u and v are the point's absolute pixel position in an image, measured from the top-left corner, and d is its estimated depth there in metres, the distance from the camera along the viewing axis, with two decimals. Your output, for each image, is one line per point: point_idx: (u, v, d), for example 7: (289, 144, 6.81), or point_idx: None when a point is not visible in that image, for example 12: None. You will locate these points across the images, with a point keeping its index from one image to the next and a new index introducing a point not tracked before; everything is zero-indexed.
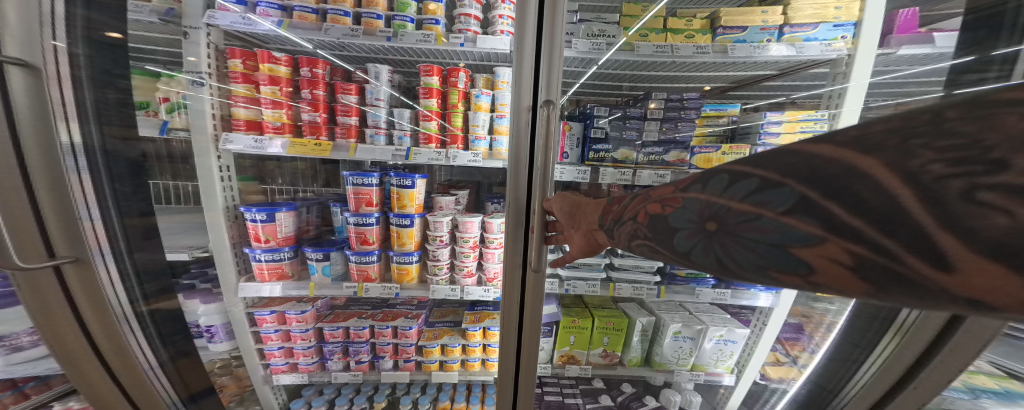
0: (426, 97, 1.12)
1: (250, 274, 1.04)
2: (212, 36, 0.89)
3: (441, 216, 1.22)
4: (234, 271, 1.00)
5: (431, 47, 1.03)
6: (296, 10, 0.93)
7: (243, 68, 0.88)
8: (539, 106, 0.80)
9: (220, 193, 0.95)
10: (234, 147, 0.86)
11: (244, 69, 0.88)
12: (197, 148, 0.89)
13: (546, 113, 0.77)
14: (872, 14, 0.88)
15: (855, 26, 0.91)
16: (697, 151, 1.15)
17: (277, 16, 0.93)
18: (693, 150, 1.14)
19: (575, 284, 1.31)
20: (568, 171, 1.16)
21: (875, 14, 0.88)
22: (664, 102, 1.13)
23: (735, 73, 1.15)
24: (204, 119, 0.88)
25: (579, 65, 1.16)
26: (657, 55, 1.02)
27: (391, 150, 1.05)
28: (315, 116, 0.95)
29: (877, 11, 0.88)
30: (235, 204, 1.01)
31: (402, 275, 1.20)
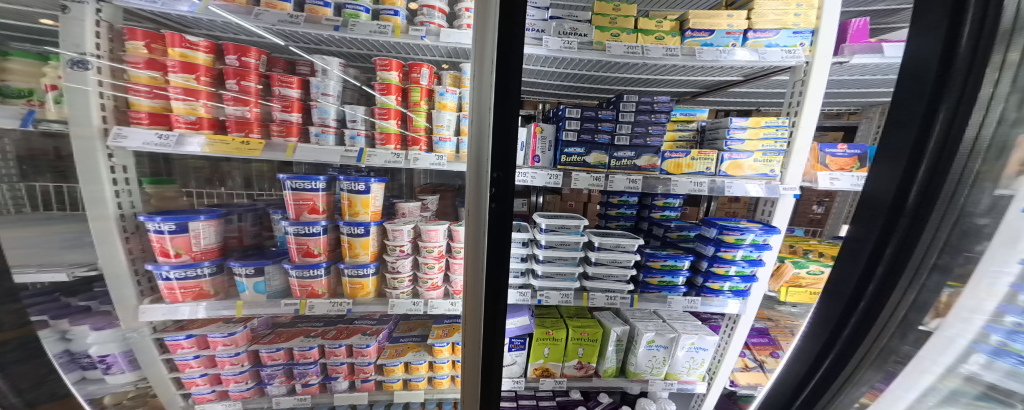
0: (384, 93, 1.01)
1: (158, 294, 0.90)
2: (103, 14, 0.75)
3: (401, 224, 1.11)
4: (134, 292, 0.86)
5: (387, 39, 0.94)
6: None
7: (147, 52, 0.75)
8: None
9: (111, 199, 0.81)
10: (128, 143, 0.72)
11: (148, 52, 0.75)
12: (80, 147, 0.74)
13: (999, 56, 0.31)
14: (827, 23, 0.89)
15: (812, 34, 0.91)
16: (667, 156, 1.11)
17: None
18: (663, 155, 1.11)
19: (549, 295, 1.28)
20: (539, 176, 1.11)
21: (830, 23, 0.89)
22: (636, 105, 1.09)
23: (703, 78, 1.17)
24: (88, 110, 0.73)
25: (549, 64, 1.14)
26: (627, 56, 1.01)
27: (340, 150, 0.95)
28: (244, 110, 0.84)
29: (833, 20, 0.88)
30: (137, 211, 0.87)
31: (356, 289, 1.08)
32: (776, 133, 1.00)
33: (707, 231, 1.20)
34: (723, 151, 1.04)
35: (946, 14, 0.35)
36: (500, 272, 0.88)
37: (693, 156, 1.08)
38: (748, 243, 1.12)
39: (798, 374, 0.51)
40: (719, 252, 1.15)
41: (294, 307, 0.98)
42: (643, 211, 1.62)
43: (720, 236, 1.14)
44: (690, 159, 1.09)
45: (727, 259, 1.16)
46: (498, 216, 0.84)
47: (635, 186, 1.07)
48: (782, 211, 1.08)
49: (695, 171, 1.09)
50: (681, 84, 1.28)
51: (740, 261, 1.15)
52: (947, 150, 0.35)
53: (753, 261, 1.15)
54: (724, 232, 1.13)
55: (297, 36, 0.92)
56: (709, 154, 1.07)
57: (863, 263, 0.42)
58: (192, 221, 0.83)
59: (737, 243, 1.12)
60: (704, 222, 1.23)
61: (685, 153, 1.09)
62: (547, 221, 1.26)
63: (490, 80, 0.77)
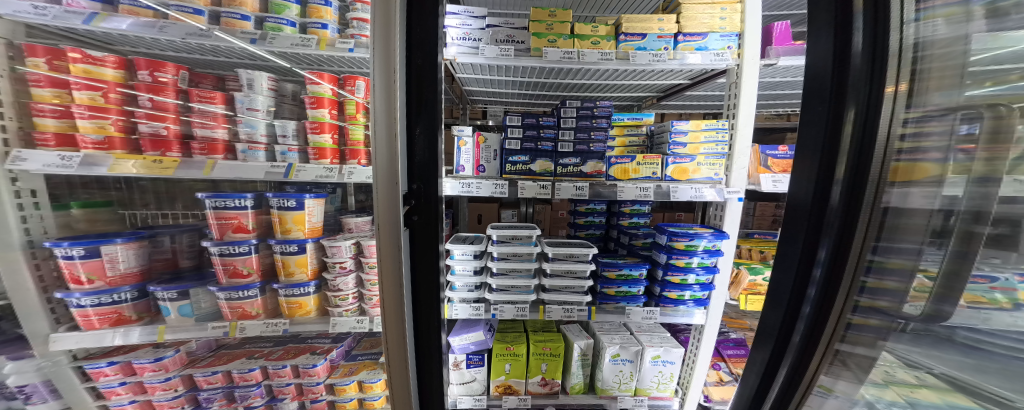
0: (315, 107, 1.01)
1: (74, 322, 0.91)
2: None
3: (340, 240, 1.08)
4: (48, 321, 0.87)
5: (311, 51, 0.96)
6: (123, 5, 0.86)
7: (49, 69, 0.80)
8: (899, 35, 0.35)
9: (14, 224, 0.82)
10: (28, 165, 0.76)
11: (51, 70, 0.80)
12: None
13: (893, 61, 0.35)
14: (752, 26, 0.88)
15: (739, 37, 0.91)
16: (614, 161, 1.07)
17: (93, 9, 0.84)
18: (609, 161, 1.07)
19: (502, 309, 1.23)
20: (484, 186, 1.07)
21: (755, 26, 0.88)
22: (576, 110, 1.07)
23: (651, 82, 1.15)
24: None
25: (493, 70, 1.17)
26: (564, 61, 1.03)
27: (266, 166, 0.96)
28: (159, 127, 0.88)
29: (757, 23, 0.88)
30: (48, 237, 0.87)
31: (294, 308, 1.06)
32: (716, 136, 0.96)
33: (661, 239, 1.14)
34: (667, 155, 1.01)
35: (831, 32, 0.39)
36: (433, 277, 0.85)
37: (639, 160, 1.04)
38: (700, 250, 1.06)
39: (753, 387, 0.50)
40: (672, 260, 1.09)
41: (223, 330, 0.98)
42: (611, 219, 1.58)
43: (671, 243, 1.09)
44: (636, 164, 1.04)
45: (681, 267, 1.09)
46: (422, 228, 0.82)
47: (582, 193, 1.03)
48: (732, 216, 1.03)
49: (644, 176, 1.04)
50: (634, 89, 1.27)
51: (697, 269, 1.08)
52: (862, 153, 0.37)
53: (710, 269, 1.09)
54: (674, 238, 1.07)
55: (221, 50, 0.98)
56: (654, 158, 1.03)
57: (799, 266, 0.44)
58: (109, 245, 0.86)
59: (689, 250, 1.06)
60: (657, 228, 1.17)
61: (630, 158, 1.05)
62: (497, 231, 1.23)
63: (396, 90, 0.67)
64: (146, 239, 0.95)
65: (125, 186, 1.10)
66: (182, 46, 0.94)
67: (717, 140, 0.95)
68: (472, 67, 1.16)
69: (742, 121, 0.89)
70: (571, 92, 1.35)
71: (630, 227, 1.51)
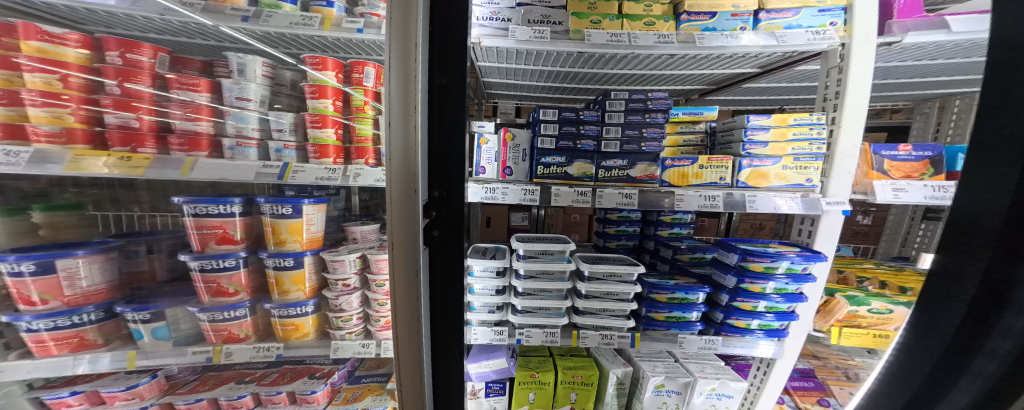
0: (316, 97, 0.86)
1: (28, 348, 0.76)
2: None
3: (344, 252, 0.91)
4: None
5: (313, 32, 0.81)
6: None
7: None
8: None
9: None
10: None
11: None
12: None
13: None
14: None
15: (845, 11, 0.73)
16: (669, 164, 0.89)
17: None
18: (663, 163, 0.89)
19: (530, 334, 1.08)
20: (511, 192, 0.90)
21: None
22: (625, 102, 0.89)
23: (709, 71, 0.98)
24: None
25: (520, 56, 1.02)
26: (611, 46, 0.86)
27: (258, 166, 0.80)
28: (130, 118, 0.74)
29: None
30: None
31: (289, 331, 0.90)
32: (810, 133, 0.77)
33: (727, 258, 0.95)
34: (741, 156, 0.82)
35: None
36: (453, 304, 0.69)
37: (703, 163, 0.86)
38: (781, 274, 0.88)
39: None
40: (743, 284, 0.91)
41: (205, 355, 0.82)
42: (647, 228, 1.40)
43: (743, 264, 0.90)
44: (700, 168, 0.86)
45: (755, 293, 0.91)
46: (442, 246, 0.66)
47: (629, 202, 0.86)
48: (827, 231, 0.84)
49: (709, 184, 0.85)
50: (684, 80, 1.10)
51: (774, 296, 0.90)
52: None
53: (791, 297, 0.90)
54: (748, 258, 0.89)
55: (208, 31, 0.83)
56: (722, 161, 0.84)
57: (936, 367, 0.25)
58: (67, 258, 0.70)
59: (768, 274, 0.88)
60: (720, 243, 0.99)
61: (691, 161, 0.87)
62: (525, 246, 1.08)
63: (416, 70, 0.53)
64: (115, 250, 0.80)
65: (117, 183, 1.01)
66: (163, 25, 0.80)
67: (813, 137, 0.76)
68: (498, 52, 1.01)
69: (852, 114, 0.71)
70: (607, 85, 1.18)
71: (670, 239, 1.34)
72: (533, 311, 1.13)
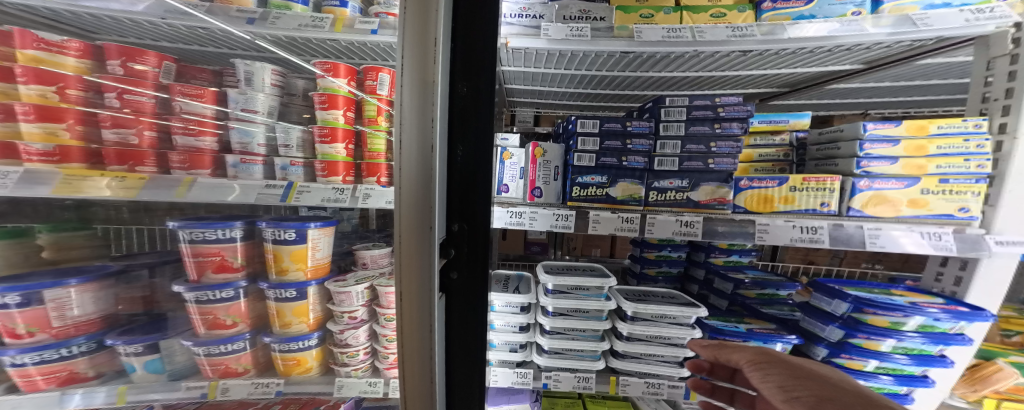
0: (324, 107, 0.77)
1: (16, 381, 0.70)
2: None
3: (351, 283, 0.80)
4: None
5: (324, 35, 0.72)
6: None
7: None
8: None
9: None
10: None
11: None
12: None
13: None
14: None
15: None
16: (748, 184, 0.73)
17: None
18: (739, 182, 0.73)
19: (559, 379, 0.94)
20: (541, 218, 0.76)
21: None
22: (686, 109, 0.75)
23: (790, 69, 0.82)
24: None
25: (555, 57, 0.90)
26: (668, 42, 0.72)
27: (260, 186, 0.71)
28: (129, 134, 0.68)
29: None
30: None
31: (289, 366, 0.79)
32: (963, 148, 0.63)
33: (828, 305, 0.75)
34: (858, 174, 0.67)
35: None
36: (474, 349, 0.57)
37: (794, 185, 0.70)
38: (913, 332, 0.67)
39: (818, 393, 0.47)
40: (854, 341, 0.71)
41: (200, 391, 0.71)
42: (695, 255, 1.22)
43: (856, 316, 0.70)
44: (791, 190, 0.70)
45: (872, 352, 0.70)
46: (462, 289, 0.56)
47: (691, 232, 0.69)
48: (986, 279, 0.68)
49: (804, 210, 0.69)
50: (752, 82, 0.95)
51: (898, 358, 0.70)
52: None
53: (924, 360, 0.70)
54: (865, 309, 0.69)
55: (217, 38, 0.77)
56: (822, 181, 0.68)
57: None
58: (58, 288, 0.63)
59: (894, 331, 0.67)
60: (816, 285, 0.79)
61: (778, 182, 0.71)
62: (555, 280, 0.96)
63: (438, 76, 0.41)
64: (114, 275, 0.74)
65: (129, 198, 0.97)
66: (173, 33, 0.75)
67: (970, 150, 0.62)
68: (526, 54, 0.89)
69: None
70: (659, 87, 1.06)
71: (725, 268, 1.13)
72: (562, 352, 0.99)
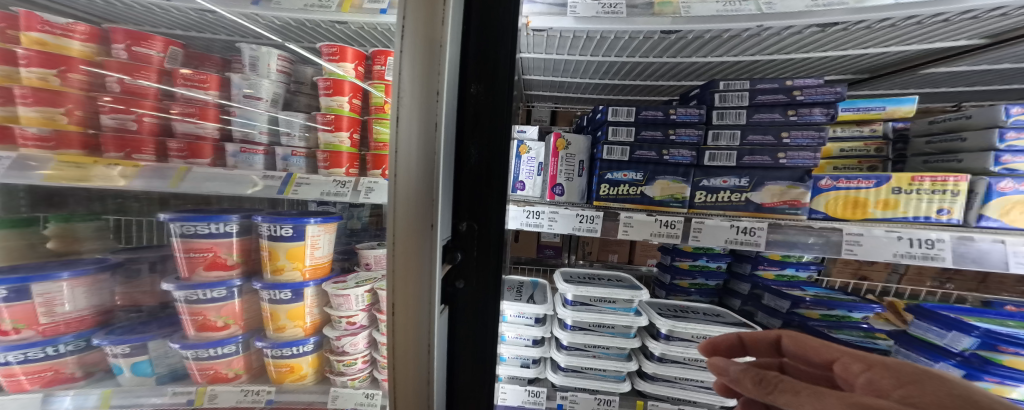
0: (329, 93, 0.70)
1: None
2: None
3: (351, 285, 0.73)
4: None
5: (330, 15, 0.68)
6: None
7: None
8: None
9: None
10: None
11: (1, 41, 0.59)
12: None
13: None
14: None
15: None
16: (839, 184, 0.63)
17: None
18: (833, 177, 0.63)
19: (577, 402, 0.83)
20: (562, 219, 0.65)
21: None
22: (747, 94, 0.63)
23: (876, 49, 0.71)
24: None
25: (589, 42, 0.81)
26: (727, 17, 0.63)
27: (256, 176, 0.65)
28: (128, 120, 0.64)
29: None
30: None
31: (282, 373, 0.73)
32: None
33: (940, 337, 0.63)
34: (982, 178, 0.60)
35: None
36: (480, 371, 0.48)
37: (898, 186, 0.60)
38: None
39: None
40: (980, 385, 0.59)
41: (186, 398, 0.67)
42: (739, 266, 1.07)
43: (984, 354, 0.58)
44: (893, 193, 0.60)
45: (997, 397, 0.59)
46: (469, 302, 0.46)
47: (749, 241, 0.56)
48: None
49: (913, 218, 0.60)
50: (829, 68, 0.84)
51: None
52: None
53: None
54: (996, 347, 0.56)
55: (225, 22, 0.73)
56: (937, 183, 0.59)
57: None
58: (48, 282, 0.60)
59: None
60: (921, 311, 0.67)
61: (874, 182, 0.61)
62: (576, 290, 0.85)
63: (446, 38, 0.33)
64: (111, 269, 0.71)
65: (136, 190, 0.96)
66: (182, 18, 0.72)
67: None
68: (548, 37, 0.80)
69: None
70: (708, 76, 0.95)
71: (779, 283, 0.99)
72: (580, 370, 0.86)
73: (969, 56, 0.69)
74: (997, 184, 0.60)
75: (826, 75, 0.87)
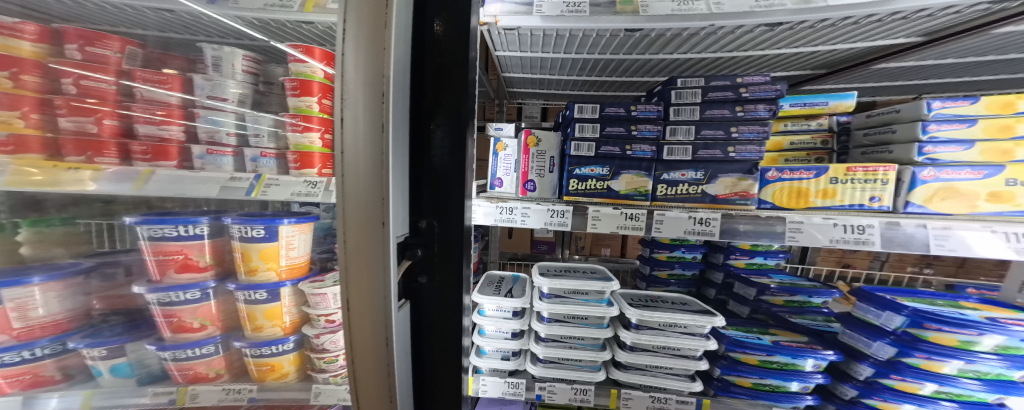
0: (297, 94, 0.70)
1: None
2: None
3: (328, 284, 0.74)
4: None
5: (293, 16, 0.67)
6: None
7: None
8: None
9: None
10: None
11: None
12: None
13: None
14: None
15: None
16: (781, 175, 0.67)
17: None
18: (773, 171, 0.67)
19: (555, 391, 0.86)
20: (534, 214, 0.67)
21: None
22: (701, 91, 0.65)
23: (827, 46, 0.73)
24: None
25: (556, 41, 0.83)
26: (679, 15, 0.65)
27: (226, 179, 0.66)
28: (87, 123, 0.63)
29: None
30: None
31: (264, 372, 0.73)
32: None
33: (879, 317, 0.68)
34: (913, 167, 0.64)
35: None
36: (449, 361, 0.50)
37: (836, 177, 0.64)
38: (989, 354, 0.59)
39: None
40: (912, 359, 0.63)
41: (167, 397, 0.67)
42: (713, 256, 1.09)
43: (913, 332, 0.62)
44: (831, 183, 0.64)
45: (931, 374, 0.63)
46: (434, 297, 0.48)
47: (706, 231, 0.59)
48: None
49: (849, 205, 0.64)
50: (787, 64, 0.87)
51: (962, 381, 0.62)
52: None
53: (1001, 386, 0.61)
54: (925, 325, 0.61)
55: (186, 22, 0.72)
56: (872, 174, 0.63)
57: None
58: (17, 287, 0.58)
59: (963, 352, 0.59)
60: (863, 294, 0.72)
61: (814, 173, 0.65)
62: (551, 283, 0.88)
63: (390, 40, 0.33)
64: (83, 274, 0.70)
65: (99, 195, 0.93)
66: (138, 16, 0.70)
67: None
68: (519, 36, 0.81)
69: None
70: (674, 73, 0.98)
71: (748, 271, 1.02)
72: (559, 360, 0.90)
73: (910, 52, 0.73)
74: (921, 171, 0.65)
75: (787, 69, 0.90)
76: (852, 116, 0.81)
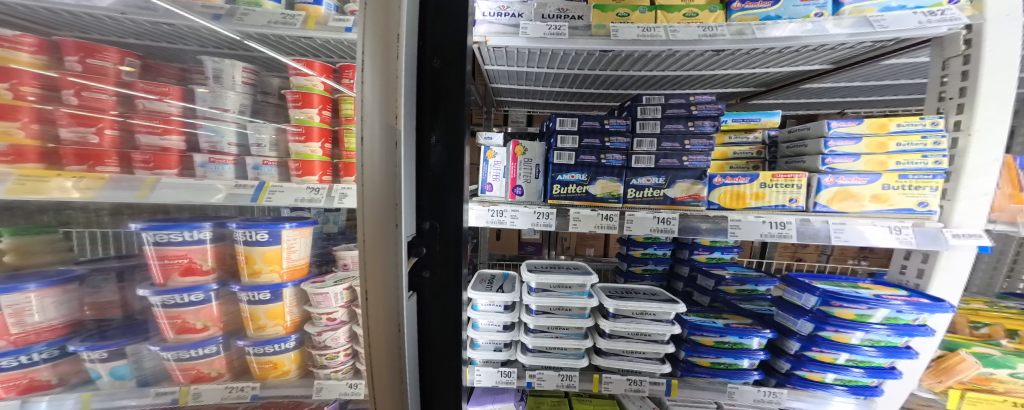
0: (298, 106, 0.75)
1: None
2: None
3: (328, 284, 0.78)
4: None
5: (295, 32, 0.71)
6: None
7: None
8: None
9: None
10: None
11: None
12: None
13: None
14: None
15: None
16: (723, 181, 0.80)
17: None
18: (714, 179, 0.79)
19: (542, 377, 0.94)
20: (522, 216, 0.75)
21: None
22: (661, 108, 0.77)
23: (766, 68, 0.87)
24: None
25: (540, 58, 0.92)
26: (644, 40, 0.76)
27: (230, 186, 0.69)
28: (88, 133, 0.65)
29: None
30: None
31: (266, 370, 0.77)
32: (920, 160, 0.74)
33: (800, 299, 0.82)
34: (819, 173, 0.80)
35: None
36: (449, 345, 0.57)
37: (765, 182, 0.77)
38: (880, 324, 0.74)
39: None
40: (824, 332, 0.78)
41: (170, 397, 0.69)
42: (680, 252, 1.23)
43: (824, 309, 0.76)
44: (762, 187, 0.78)
45: (840, 344, 0.77)
46: (435, 289, 0.55)
47: (666, 228, 0.69)
48: (946, 272, 0.74)
49: (774, 205, 0.77)
50: (736, 82, 1.01)
51: (864, 349, 0.76)
52: None
53: (891, 351, 0.76)
54: (831, 303, 0.75)
55: (184, 34, 0.75)
56: (794, 180, 0.76)
57: None
58: (14, 294, 0.59)
59: (861, 324, 0.73)
60: (789, 280, 0.86)
61: (748, 179, 0.78)
62: (538, 279, 0.97)
63: (401, 71, 0.40)
64: (76, 280, 0.71)
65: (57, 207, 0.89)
66: (135, 27, 0.72)
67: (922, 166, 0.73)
68: (507, 53, 0.89)
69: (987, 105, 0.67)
70: (644, 87, 1.10)
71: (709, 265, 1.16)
72: (546, 349, 0.99)
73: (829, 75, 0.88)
74: (826, 177, 0.80)
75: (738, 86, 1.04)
76: (778, 131, 0.97)
